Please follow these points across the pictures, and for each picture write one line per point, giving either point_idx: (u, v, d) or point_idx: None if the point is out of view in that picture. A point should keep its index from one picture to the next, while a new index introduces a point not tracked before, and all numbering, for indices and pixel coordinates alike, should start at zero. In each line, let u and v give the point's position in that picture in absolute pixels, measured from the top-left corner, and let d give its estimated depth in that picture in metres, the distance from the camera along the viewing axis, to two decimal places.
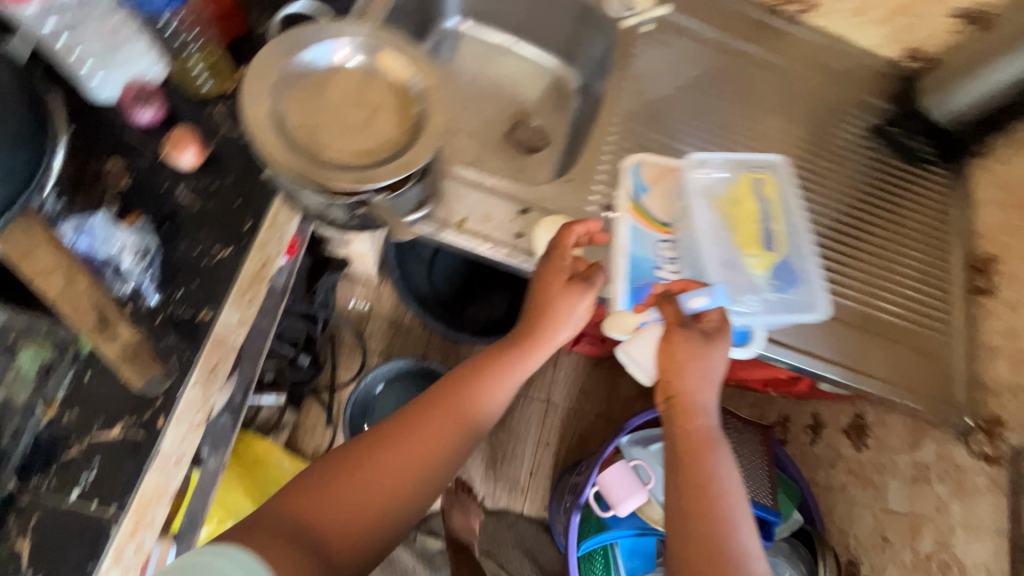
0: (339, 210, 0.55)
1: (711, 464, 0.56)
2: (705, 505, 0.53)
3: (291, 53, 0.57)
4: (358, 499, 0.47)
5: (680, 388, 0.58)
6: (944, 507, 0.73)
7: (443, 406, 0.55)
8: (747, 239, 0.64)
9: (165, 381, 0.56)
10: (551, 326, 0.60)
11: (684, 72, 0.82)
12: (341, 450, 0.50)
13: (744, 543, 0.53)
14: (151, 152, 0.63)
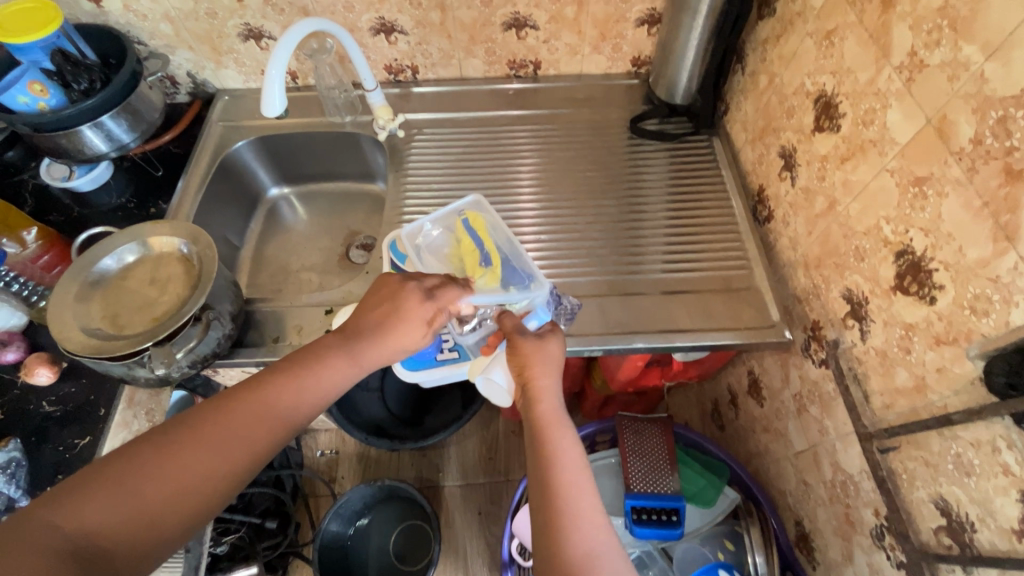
0: (142, 370, 0.66)
1: (556, 444, 0.54)
2: (543, 478, 0.52)
3: (88, 266, 0.70)
4: (137, 505, 0.46)
5: (524, 364, 0.61)
6: (821, 426, 0.71)
7: (252, 404, 0.54)
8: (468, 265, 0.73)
9: None
10: (393, 333, 0.62)
11: (455, 152, 0.98)
12: (129, 449, 0.48)
13: (589, 523, 0.49)
14: (18, 382, 0.76)
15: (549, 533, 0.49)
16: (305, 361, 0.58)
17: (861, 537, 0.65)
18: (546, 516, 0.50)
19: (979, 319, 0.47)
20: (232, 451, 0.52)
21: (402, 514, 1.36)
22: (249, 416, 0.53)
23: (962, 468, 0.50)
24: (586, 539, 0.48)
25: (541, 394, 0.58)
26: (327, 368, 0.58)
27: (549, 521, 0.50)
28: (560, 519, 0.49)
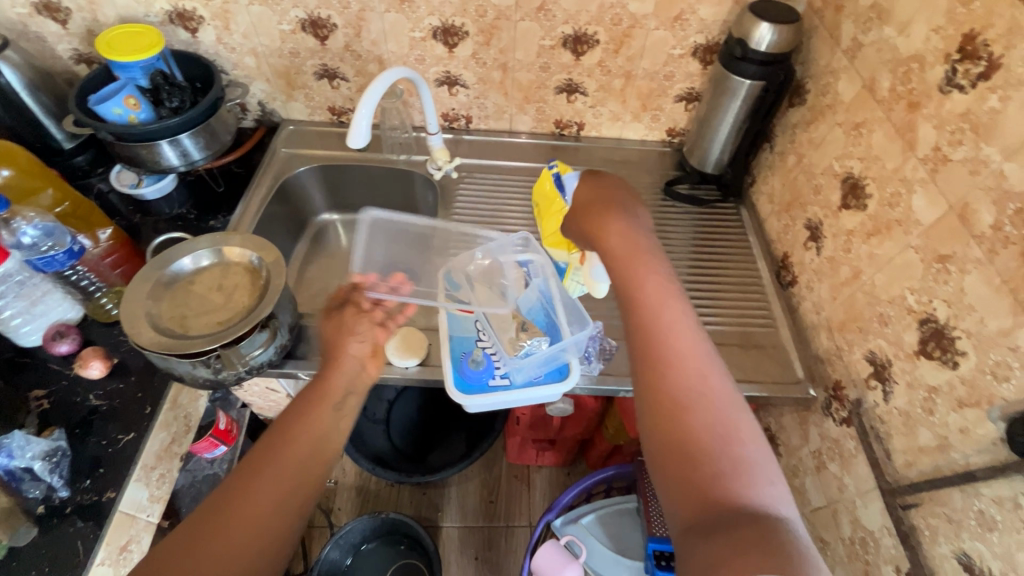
0: (203, 369, 0.69)
1: (668, 322, 0.50)
2: (658, 360, 0.48)
3: (162, 267, 0.74)
4: None
5: (622, 264, 0.55)
6: (841, 483, 0.74)
7: (256, 472, 0.52)
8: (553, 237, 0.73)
9: (29, 533, 0.65)
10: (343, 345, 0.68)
11: (499, 195, 1.05)
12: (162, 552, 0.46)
13: (715, 399, 0.46)
14: (69, 373, 0.78)
15: (667, 424, 0.46)
16: (296, 421, 0.58)
17: None
18: (658, 399, 0.47)
19: (1000, 384, 0.53)
20: (266, 511, 0.50)
21: (400, 552, 1.32)
22: (260, 485, 0.52)
23: (986, 524, 0.53)
24: (736, 456, 0.44)
25: (646, 286, 0.53)
26: (313, 413, 0.60)
27: (679, 433, 0.45)
28: (695, 438, 0.44)
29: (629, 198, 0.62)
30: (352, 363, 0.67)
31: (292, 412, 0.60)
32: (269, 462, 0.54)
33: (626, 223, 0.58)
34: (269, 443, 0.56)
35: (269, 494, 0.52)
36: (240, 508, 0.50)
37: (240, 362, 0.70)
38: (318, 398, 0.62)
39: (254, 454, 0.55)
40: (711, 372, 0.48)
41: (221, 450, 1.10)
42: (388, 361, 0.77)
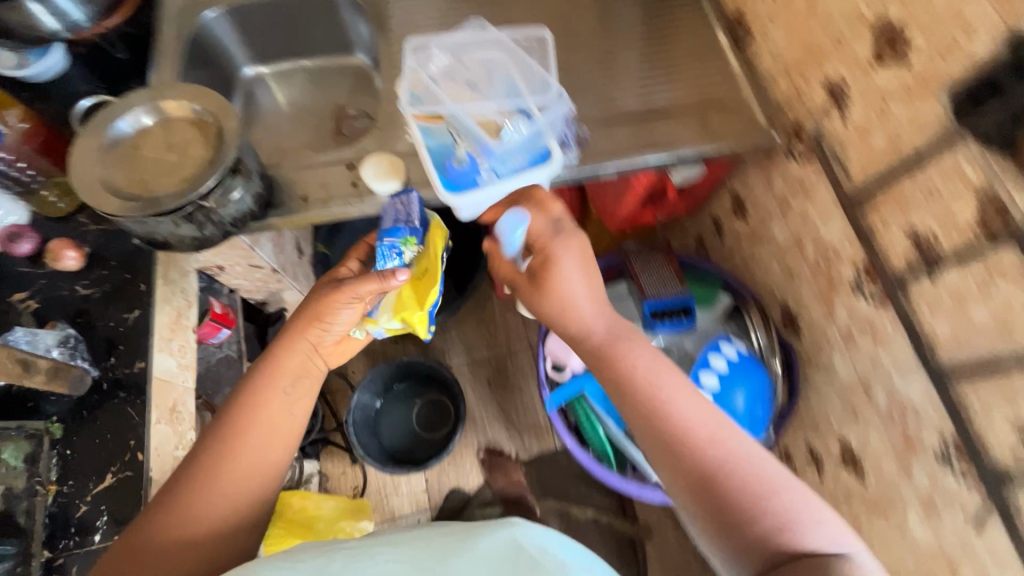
0: (188, 227, 0.67)
1: (669, 408, 0.59)
2: (676, 444, 0.57)
3: (100, 134, 0.68)
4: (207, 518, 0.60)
5: (607, 354, 0.64)
6: (805, 214, 0.83)
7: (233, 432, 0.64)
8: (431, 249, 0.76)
9: (86, 380, 0.68)
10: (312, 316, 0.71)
11: (435, 5, 0.96)
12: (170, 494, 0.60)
13: (788, 505, 0.53)
14: (44, 272, 0.74)
15: (705, 494, 0.55)
16: (258, 406, 0.66)
17: (843, 293, 0.78)
18: (692, 474, 0.56)
19: (947, 62, 0.57)
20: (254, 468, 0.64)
21: (421, 390, 1.45)
22: (248, 448, 0.64)
23: (931, 196, 0.62)
24: (777, 510, 0.52)
25: (639, 371, 0.62)
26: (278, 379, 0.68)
27: (717, 505, 0.54)
28: (732, 503, 0.53)
29: (589, 270, 0.66)
30: (302, 344, 0.71)
31: (243, 393, 0.67)
32: (234, 447, 0.63)
33: (647, 356, 0.63)
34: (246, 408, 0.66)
35: (252, 472, 0.63)
36: (203, 501, 0.60)
37: (223, 213, 0.68)
38: (272, 374, 0.69)
39: (222, 436, 0.64)
40: (732, 443, 0.56)
41: (226, 334, 1.12)
42: (368, 186, 0.76)
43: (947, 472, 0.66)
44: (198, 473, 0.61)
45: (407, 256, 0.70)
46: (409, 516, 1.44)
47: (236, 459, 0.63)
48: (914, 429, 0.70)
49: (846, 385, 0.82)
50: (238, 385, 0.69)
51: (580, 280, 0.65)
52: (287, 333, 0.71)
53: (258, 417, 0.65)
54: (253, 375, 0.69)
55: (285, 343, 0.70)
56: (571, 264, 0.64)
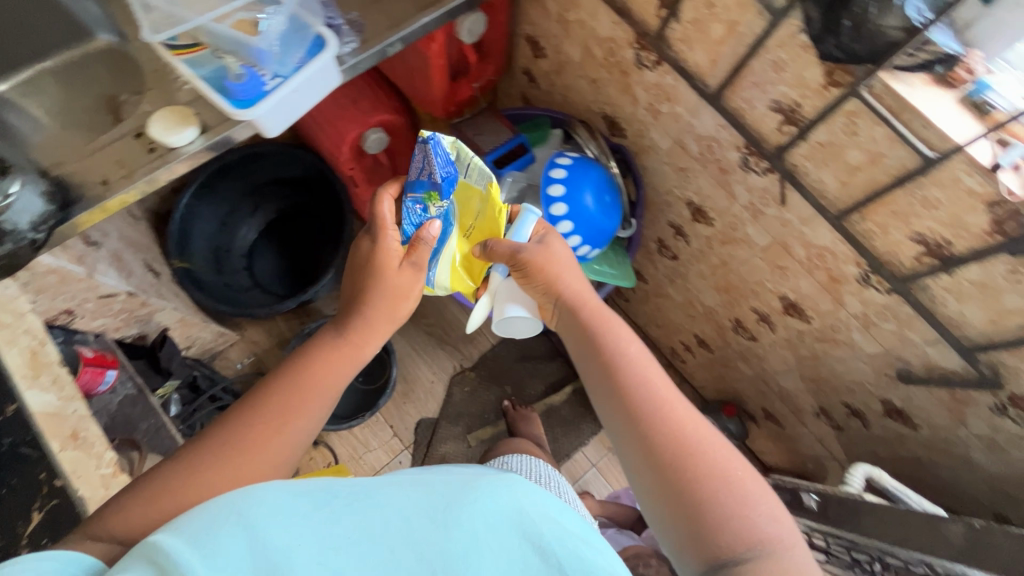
0: None
1: (658, 385, 0.66)
2: (662, 410, 0.63)
3: None
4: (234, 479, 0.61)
5: (600, 329, 0.73)
6: (580, 22, 0.91)
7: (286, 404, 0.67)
8: (466, 192, 0.78)
9: None
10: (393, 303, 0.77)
11: None
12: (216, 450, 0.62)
13: (743, 485, 0.59)
14: None
15: (680, 466, 0.59)
16: (315, 385, 0.70)
17: (633, 75, 0.88)
18: (660, 452, 0.61)
19: None
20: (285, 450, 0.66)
21: None
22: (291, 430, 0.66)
23: None
24: (739, 502, 0.57)
25: (631, 355, 0.69)
26: (341, 355, 0.73)
27: (678, 474, 0.59)
28: (710, 469, 0.59)
29: (571, 267, 0.78)
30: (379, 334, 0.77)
31: (319, 368, 0.71)
32: (281, 422, 0.66)
33: (639, 345, 0.71)
34: (304, 386, 0.69)
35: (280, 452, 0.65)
36: (226, 467, 0.61)
37: None
38: (344, 354, 0.74)
39: (281, 402, 0.67)
40: (705, 428, 0.63)
41: (114, 375, 1.06)
42: (163, 141, 0.73)
43: (751, 174, 0.81)
44: (250, 439, 0.63)
45: (433, 211, 0.76)
46: (391, 462, 1.50)
47: (282, 436, 0.65)
48: (721, 156, 0.84)
49: (669, 152, 0.94)
50: (313, 348, 0.74)
51: (572, 274, 0.78)
52: (366, 319, 0.75)
53: (312, 403, 0.69)
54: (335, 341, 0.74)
55: (363, 327, 0.75)
56: (560, 250, 0.79)
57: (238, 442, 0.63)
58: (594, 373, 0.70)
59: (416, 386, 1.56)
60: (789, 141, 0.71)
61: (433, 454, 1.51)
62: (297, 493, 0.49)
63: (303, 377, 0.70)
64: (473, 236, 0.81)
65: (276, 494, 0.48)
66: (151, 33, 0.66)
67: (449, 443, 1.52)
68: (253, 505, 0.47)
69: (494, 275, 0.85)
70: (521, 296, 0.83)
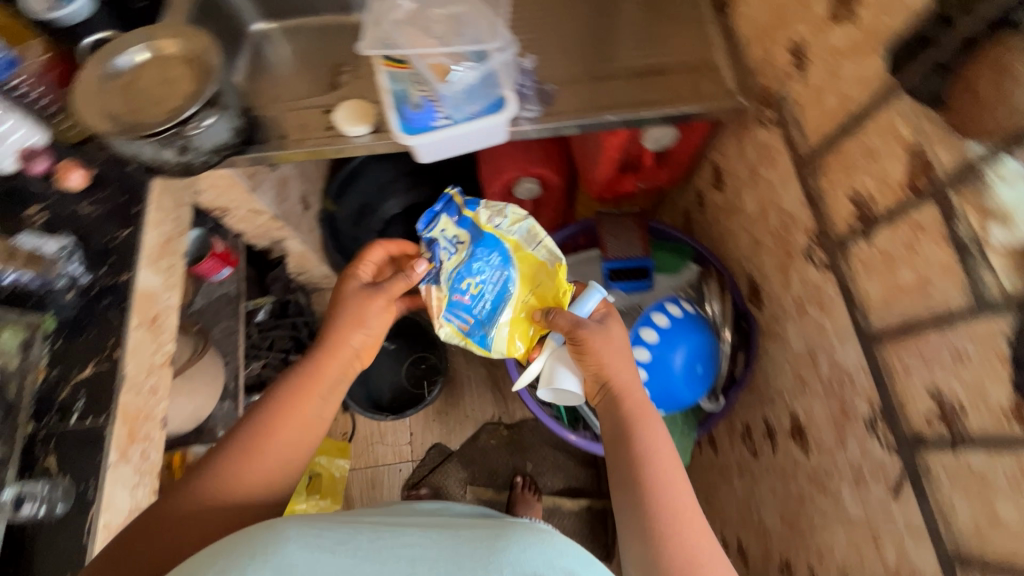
0: (169, 151, 0.74)
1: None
2: None
3: (102, 66, 0.76)
4: (244, 487, 0.65)
5: (666, 479, 0.68)
6: (770, 185, 0.82)
7: (287, 416, 0.71)
8: (521, 255, 0.88)
9: (79, 253, 0.79)
10: (360, 309, 0.81)
11: None
12: (220, 466, 0.65)
13: None
14: (56, 193, 0.83)
15: None
16: (299, 399, 0.72)
17: (797, 262, 0.78)
18: None
19: (891, 21, 0.56)
20: (294, 447, 0.70)
21: (412, 348, 1.53)
22: (288, 431, 0.70)
23: (869, 156, 0.62)
24: None
25: (686, 525, 0.65)
26: (320, 375, 0.75)
27: None
28: None
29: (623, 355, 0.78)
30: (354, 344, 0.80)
31: (305, 390, 0.73)
32: (270, 425, 0.69)
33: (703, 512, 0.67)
34: (290, 402, 0.72)
35: (292, 451, 0.70)
36: (245, 482, 0.65)
37: (200, 147, 0.76)
38: (322, 364, 0.77)
39: (277, 415, 0.70)
40: None
41: (228, 273, 1.22)
42: (342, 132, 0.82)
43: (875, 439, 0.66)
44: (251, 454, 0.67)
45: (459, 250, 0.87)
46: (394, 466, 1.51)
47: (285, 437, 0.69)
48: (849, 397, 0.70)
49: (797, 356, 0.82)
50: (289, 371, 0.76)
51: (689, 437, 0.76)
52: (333, 337, 0.79)
53: (308, 408, 0.72)
54: (316, 357, 0.77)
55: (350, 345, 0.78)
56: None
57: (242, 467, 0.66)
58: (632, 525, 0.66)
59: (451, 413, 1.55)
60: (936, 438, 0.57)
61: (430, 481, 1.49)
62: (323, 535, 0.47)
63: (296, 400, 0.72)
64: (537, 302, 0.86)
65: (302, 535, 0.47)
66: (369, 48, 0.72)
67: (450, 481, 1.49)
68: (281, 554, 0.44)
69: (549, 340, 0.87)
70: (576, 369, 0.83)
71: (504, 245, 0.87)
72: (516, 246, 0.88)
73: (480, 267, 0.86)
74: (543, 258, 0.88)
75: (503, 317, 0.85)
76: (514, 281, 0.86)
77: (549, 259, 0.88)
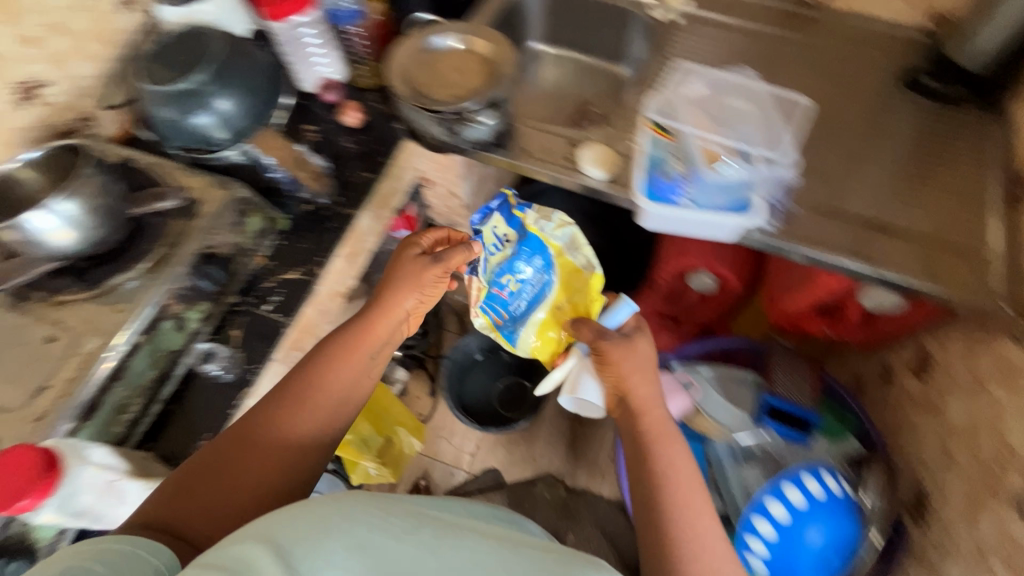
0: (440, 128, 0.83)
1: None
2: None
3: (422, 41, 0.88)
4: (262, 468, 0.61)
5: None
6: (998, 408, 0.72)
7: (302, 395, 0.66)
8: (563, 268, 0.91)
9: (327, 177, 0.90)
10: (399, 289, 0.76)
11: (712, 52, 1.01)
12: (232, 447, 0.62)
13: None
14: (331, 121, 0.96)
15: None
16: (324, 373, 0.68)
17: (1003, 505, 0.67)
18: None
19: None
20: (318, 414, 0.66)
21: (515, 370, 1.54)
22: (312, 400, 0.66)
23: None
24: None
25: None
26: (339, 354, 0.70)
27: None
28: None
29: (646, 370, 0.76)
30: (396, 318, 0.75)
31: (321, 370, 0.68)
32: (287, 399, 0.65)
33: None
34: (306, 379, 0.67)
35: (319, 419, 0.65)
36: (267, 461, 0.61)
37: (461, 136, 0.84)
38: (356, 340, 0.71)
39: (292, 400, 0.66)
40: None
41: (404, 235, 1.32)
42: (581, 168, 0.85)
43: None
44: (262, 437, 0.62)
45: (505, 247, 0.91)
46: (448, 468, 1.51)
47: (307, 410, 0.65)
48: None
49: None
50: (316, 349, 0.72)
51: None
52: (378, 309, 0.74)
53: (333, 378, 0.68)
54: (343, 336, 0.72)
55: (379, 309, 0.74)
56: None
57: (256, 449, 0.62)
58: None
59: (521, 447, 1.54)
60: None
61: (475, 500, 1.48)
62: (387, 517, 0.46)
63: (320, 377, 0.67)
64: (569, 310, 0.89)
65: (365, 513, 0.45)
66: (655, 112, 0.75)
67: None
68: (346, 528, 0.43)
69: (573, 351, 0.90)
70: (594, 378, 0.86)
71: (549, 253, 0.90)
72: (558, 254, 0.91)
73: (528, 270, 0.89)
74: (580, 270, 0.90)
75: (534, 319, 0.89)
76: (552, 287, 0.90)
77: (587, 267, 0.91)
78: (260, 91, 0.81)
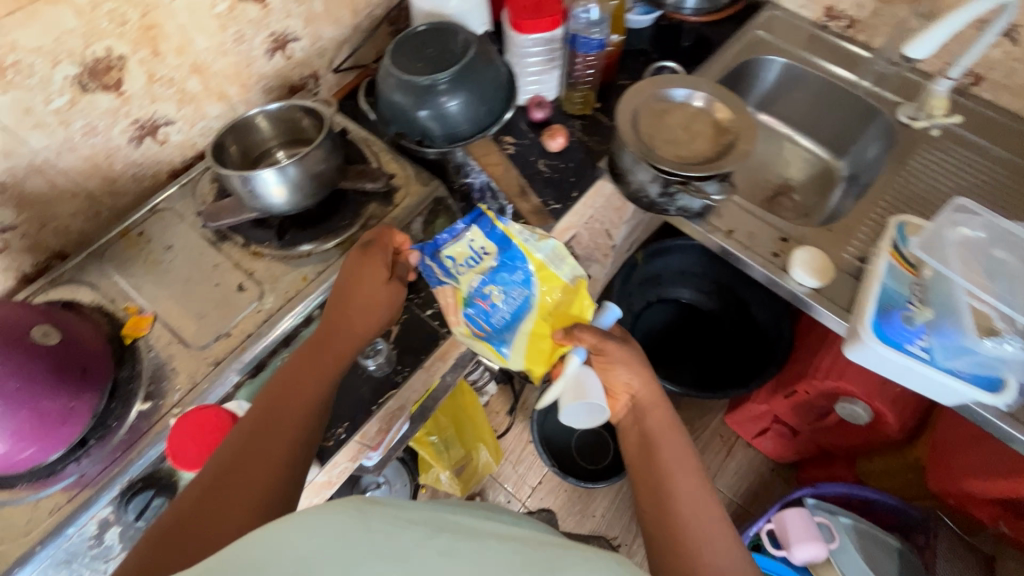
0: (657, 187, 0.78)
1: None
2: None
3: (659, 88, 0.82)
4: (254, 480, 0.50)
5: None
6: None
7: (275, 406, 0.57)
8: (541, 274, 0.69)
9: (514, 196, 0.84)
10: (361, 289, 0.65)
11: (965, 177, 0.88)
12: (215, 466, 0.51)
13: None
14: (531, 138, 0.93)
15: None
16: (291, 387, 0.59)
17: None
18: None
19: None
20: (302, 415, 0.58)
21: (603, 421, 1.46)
22: (292, 402, 0.58)
23: None
24: None
25: None
26: (300, 366, 0.62)
27: None
28: None
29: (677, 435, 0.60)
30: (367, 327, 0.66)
31: (287, 385, 0.59)
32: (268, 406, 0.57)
33: None
34: (271, 397, 0.58)
35: (301, 421, 0.57)
36: (257, 475, 0.51)
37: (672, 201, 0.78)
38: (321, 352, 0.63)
39: (255, 417, 0.56)
40: None
41: None
42: (788, 269, 0.78)
43: None
44: (247, 447, 0.53)
45: (473, 244, 0.69)
46: (505, 493, 1.47)
47: (292, 406, 0.58)
48: None
49: None
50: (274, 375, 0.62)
51: None
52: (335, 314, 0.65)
53: (318, 381, 0.61)
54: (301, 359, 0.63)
55: (341, 307, 0.65)
56: None
57: (244, 463, 0.51)
58: None
59: (583, 500, 1.47)
60: None
61: None
62: (365, 522, 0.36)
63: (298, 385, 0.60)
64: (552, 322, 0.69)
65: (334, 516, 0.36)
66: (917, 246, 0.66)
67: None
68: (302, 538, 0.34)
69: (569, 357, 0.67)
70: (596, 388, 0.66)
71: (524, 261, 0.68)
72: (540, 261, 0.69)
73: (500, 282, 0.68)
74: (550, 280, 0.69)
75: (513, 339, 0.69)
76: (532, 301, 0.69)
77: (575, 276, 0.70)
78: (492, 104, 0.80)
